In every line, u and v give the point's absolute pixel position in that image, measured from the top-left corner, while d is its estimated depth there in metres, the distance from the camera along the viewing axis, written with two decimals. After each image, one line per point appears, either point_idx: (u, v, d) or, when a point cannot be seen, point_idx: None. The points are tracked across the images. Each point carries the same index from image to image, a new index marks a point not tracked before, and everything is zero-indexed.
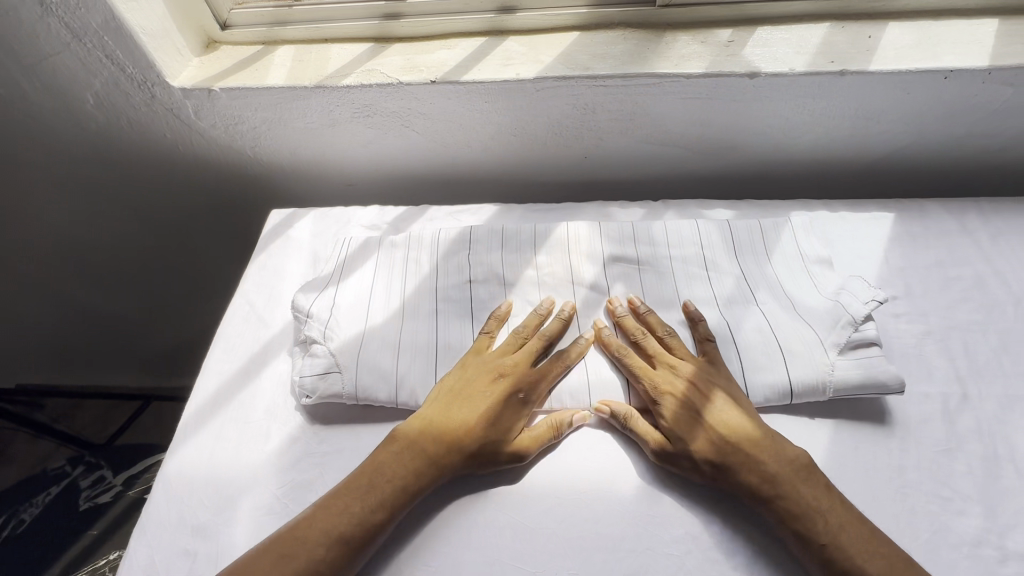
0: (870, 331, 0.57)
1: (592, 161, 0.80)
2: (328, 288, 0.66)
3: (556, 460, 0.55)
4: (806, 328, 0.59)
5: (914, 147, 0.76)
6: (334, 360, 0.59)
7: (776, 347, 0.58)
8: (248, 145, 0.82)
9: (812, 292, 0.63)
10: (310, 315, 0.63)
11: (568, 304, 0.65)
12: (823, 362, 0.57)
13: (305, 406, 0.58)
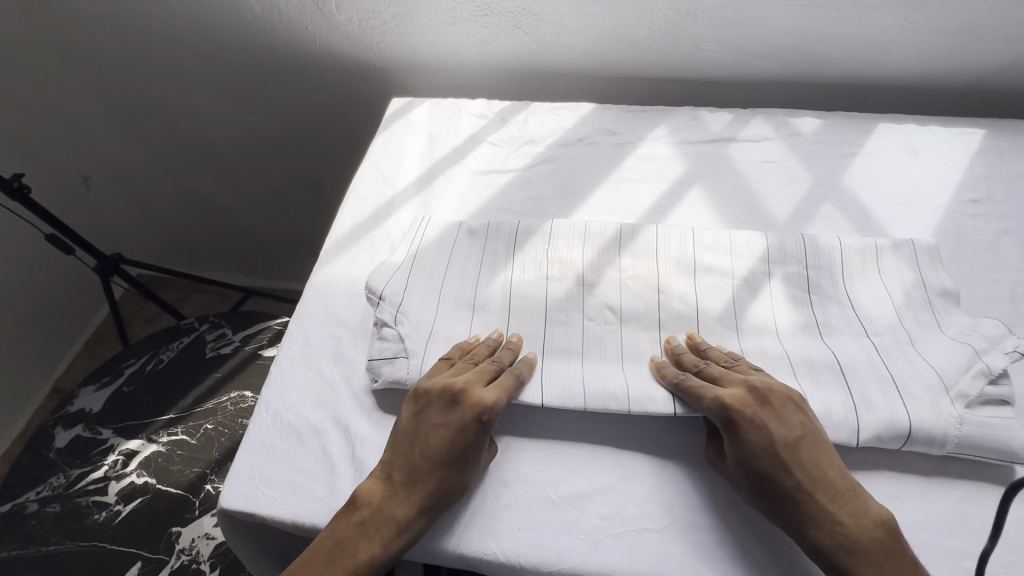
0: (1005, 387, 0.51)
1: (686, 71, 0.85)
2: (403, 270, 0.65)
3: (637, 296, 0.62)
4: (873, 266, 0.62)
5: (1017, 68, 0.77)
6: (404, 346, 0.59)
7: (838, 274, 0.62)
8: (374, 42, 0.92)
9: (913, 274, 0.61)
10: (384, 297, 0.63)
11: (658, 184, 0.73)
12: (877, 286, 0.61)
13: (374, 390, 0.59)
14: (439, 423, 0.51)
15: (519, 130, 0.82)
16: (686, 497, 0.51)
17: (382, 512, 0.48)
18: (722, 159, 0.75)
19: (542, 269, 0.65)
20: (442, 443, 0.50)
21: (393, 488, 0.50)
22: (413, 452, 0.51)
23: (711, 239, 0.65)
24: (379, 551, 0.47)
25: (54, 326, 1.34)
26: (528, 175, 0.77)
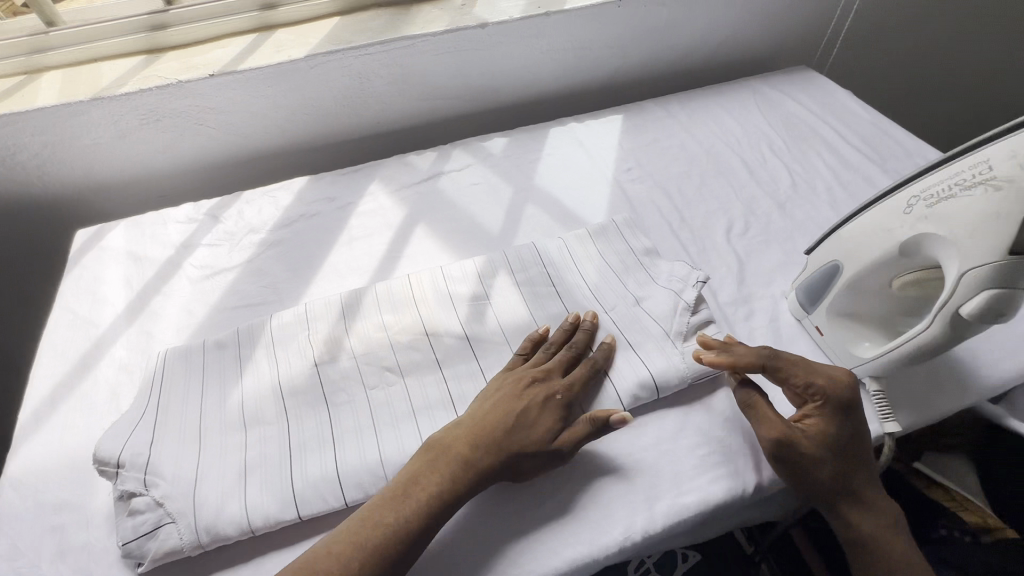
0: (704, 313, 0.63)
1: (385, 126, 0.92)
2: (143, 423, 0.56)
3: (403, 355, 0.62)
4: (593, 247, 0.72)
5: (627, 67, 0.99)
6: (165, 509, 0.50)
7: (570, 260, 0.70)
8: (33, 175, 0.81)
9: (623, 243, 0.72)
10: (123, 465, 0.52)
11: (387, 233, 0.77)
12: (599, 261, 0.71)
13: (142, 573, 0.49)
14: (506, 410, 0.53)
15: (236, 223, 0.79)
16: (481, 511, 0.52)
17: (441, 475, 0.49)
18: (436, 194, 0.82)
19: (307, 353, 0.62)
20: (505, 433, 0.51)
21: (452, 464, 0.50)
22: (479, 432, 0.52)
23: (455, 271, 0.68)
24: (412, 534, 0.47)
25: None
26: (255, 265, 0.74)
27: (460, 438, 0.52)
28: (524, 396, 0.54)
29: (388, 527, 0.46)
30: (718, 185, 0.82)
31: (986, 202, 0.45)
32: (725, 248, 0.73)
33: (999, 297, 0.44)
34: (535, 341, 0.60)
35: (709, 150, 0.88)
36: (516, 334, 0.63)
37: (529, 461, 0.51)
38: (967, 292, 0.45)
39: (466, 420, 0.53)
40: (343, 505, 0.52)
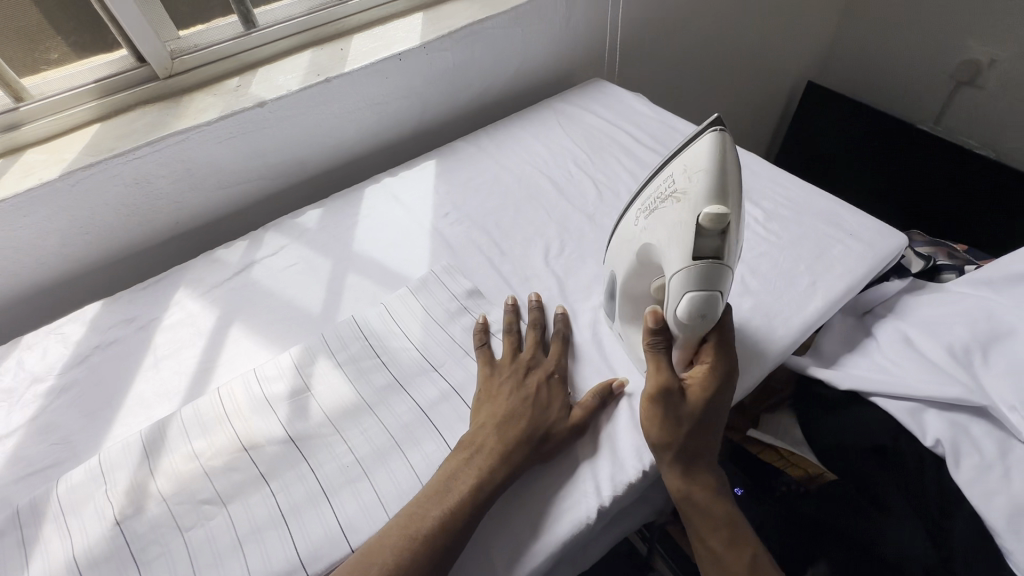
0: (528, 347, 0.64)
1: (186, 224, 0.86)
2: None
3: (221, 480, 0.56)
4: (416, 304, 0.71)
5: (432, 112, 1.00)
6: None
7: (394, 324, 0.69)
8: None
9: (444, 292, 0.72)
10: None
11: (198, 343, 0.71)
12: (425, 317, 0.69)
13: None
14: (518, 399, 0.57)
15: (15, 377, 0.69)
16: None
17: (451, 495, 0.50)
18: (250, 285, 0.77)
19: (106, 512, 0.54)
20: (520, 425, 0.55)
21: (466, 477, 0.51)
22: (496, 428, 0.55)
23: (272, 369, 0.65)
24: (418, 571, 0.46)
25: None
26: (42, 420, 0.65)
27: (489, 432, 0.55)
28: (529, 381, 0.59)
29: (419, 533, 0.48)
30: (533, 210, 0.85)
31: (675, 215, 0.52)
32: (545, 272, 0.75)
33: (695, 299, 0.51)
34: (488, 339, 0.66)
35: (522, 176, 0.91)
36: (345, 420, 0.60)
37: (554, 441, 0.55)
38: (677, 297, 0.52)
39: (483, 418, 0.57)
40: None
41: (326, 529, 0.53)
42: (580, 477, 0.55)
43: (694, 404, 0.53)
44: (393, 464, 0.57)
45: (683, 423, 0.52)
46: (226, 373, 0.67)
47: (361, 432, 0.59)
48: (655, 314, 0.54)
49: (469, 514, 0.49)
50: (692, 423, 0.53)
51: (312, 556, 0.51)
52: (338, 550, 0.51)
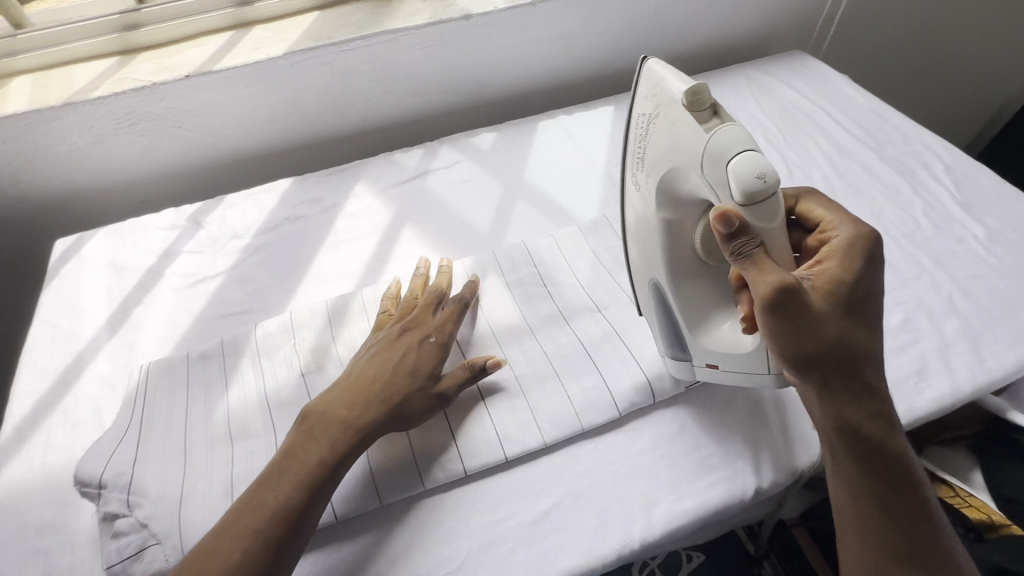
0: None
1: (370, 123, 0.89)
2: (123, 442, 0.54)
3: None
4: (586, 244, 0.70)
5: (617, 56, 0.96)
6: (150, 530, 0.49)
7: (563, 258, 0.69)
8: (10, 184, 0.79)
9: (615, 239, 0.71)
10: (105, 485, 0.51)
11: (375, 235, 0.75)
12: (592, 258, 0.69)
13: None
14: (378, 360, 0.54)
15: (219, 229, 0.77)
16: (476, 522, 0.51)
17: (301, 459, 0.47)
18: (423, 193, 0.80)
19: (294, 362, 0.60)
20: (377, 385, 0.52)
21: (324, 427, 0.49)
22: (353, 387, 0.52)
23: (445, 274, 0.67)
24: (289, 508, 0.45)
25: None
26: (239, 271, 0.72)
27: (341, 402, 0.51)
28: (399, 341, 0.55)
29: (298, 475, 0.46)
30: None
31: (664, 124, 0.47)
32: None
33: (743, 157, 0.41)
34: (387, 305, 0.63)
35: None
36: (508, 337, 0.61)
37: (416, 405, 0.52)
38: (715, 185, 0.43)
39: (342, 380, 0.53)
40: (333, 520, 0.50)
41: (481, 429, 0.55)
42: (739, 457, 0.54)
43: (835, 307, 0.43)
44: (549, 389, 0.57)
45: (838, 327, 0.42)
46: (399, 268, 0.71)
47: (521, 352, 0.60)
48: (726, 212, 0.42)
49: (321, 474, 0.47)
50: (845, 330, 0.42)
51: (470, 452, 0.53)
52: (492, 452, 0.53)
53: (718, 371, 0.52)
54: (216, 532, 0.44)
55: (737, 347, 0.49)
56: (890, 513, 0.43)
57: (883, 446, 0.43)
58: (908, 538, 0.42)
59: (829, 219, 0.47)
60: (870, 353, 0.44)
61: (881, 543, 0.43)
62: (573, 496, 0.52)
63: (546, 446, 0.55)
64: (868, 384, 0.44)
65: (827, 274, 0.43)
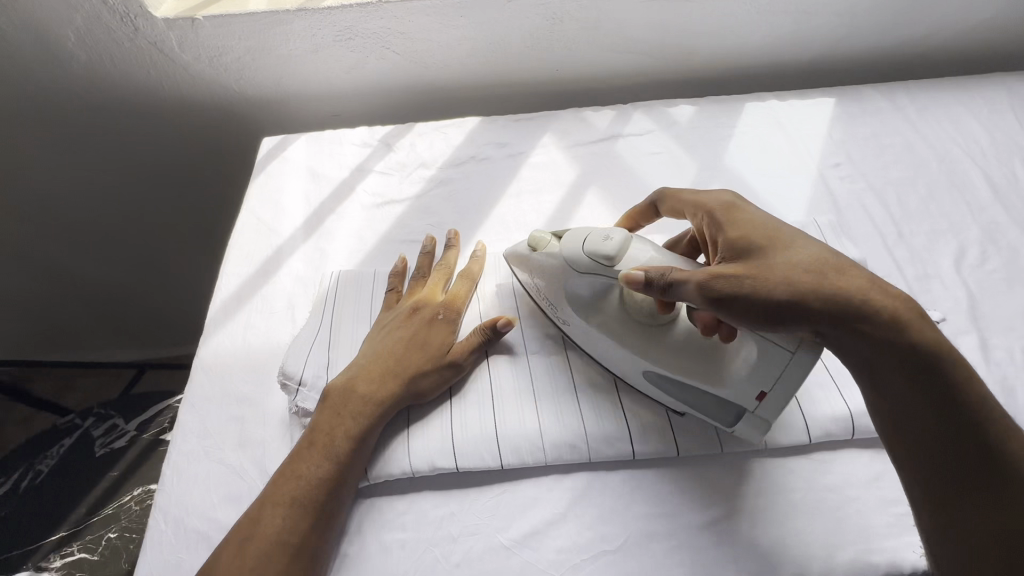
0: None
1: (564, 75, 0.86)
2: (318, 348, 0.59)
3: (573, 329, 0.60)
4: None
5: (851, 41, 0.84)
6: None
7: None
8: (233, 79, 0.84)
9: None
10: (304, 383, 0.55)
11: (560, 191, 0.73)
12: None
13: None
14: (378, 343, 0.57)
15: (407, 155, 0.78)
16: (639, 509, 0.50)
17: (318, 438, 0.50)
18: (612, 157, 0.76)
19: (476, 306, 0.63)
20: (393, 359, 0.55)
21: (343, 404, 0.52)
22: (369, 365, 0.55)
23: None
24: (337, 472, 0.49)
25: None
26: (424, 201, 0.73)
27: (363, 381, 0.54)
28: (408, 322, 0.58)
29: (340, 443, 0.50)
30: (950, 203, 0.69)
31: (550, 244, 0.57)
32: (953, 282, 0.62)
33: (590, 239, 0.53)
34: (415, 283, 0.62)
35: (944, 157, 0.74)
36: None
37: (419, 388, 0.54)
38: (598, 271, 0.53)
39: (357, 360, 0.56)
40: (498, 467, 0.52)
41: (653, 418, 0.54)
42: None
43: (774, 264, 0.46)
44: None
45: (790, 281, 0.44)
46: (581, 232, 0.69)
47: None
48: (628, 274, 0.48)
49: (348, 445, 0.50)
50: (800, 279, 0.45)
51: (641, 436, 0.53)
52: (663, 445, 0.53)
53: (766, 401, 0.48)
54: (271, 488, 0.48)
55: (760, 354, 0.48)
56: (953, 467, 0.40)
57: (934, 385, 0.41)
58: (984, 490, 0.39)
59: (698, 200, 0.56)
60: (855, 287, 0.44)
61: (983, 509, 0.39)
62: (744, 512, 0.50)
63: (721, 452, 0.53)
64: (875, 320, 0.42)
65: (752, 236, 0.50)
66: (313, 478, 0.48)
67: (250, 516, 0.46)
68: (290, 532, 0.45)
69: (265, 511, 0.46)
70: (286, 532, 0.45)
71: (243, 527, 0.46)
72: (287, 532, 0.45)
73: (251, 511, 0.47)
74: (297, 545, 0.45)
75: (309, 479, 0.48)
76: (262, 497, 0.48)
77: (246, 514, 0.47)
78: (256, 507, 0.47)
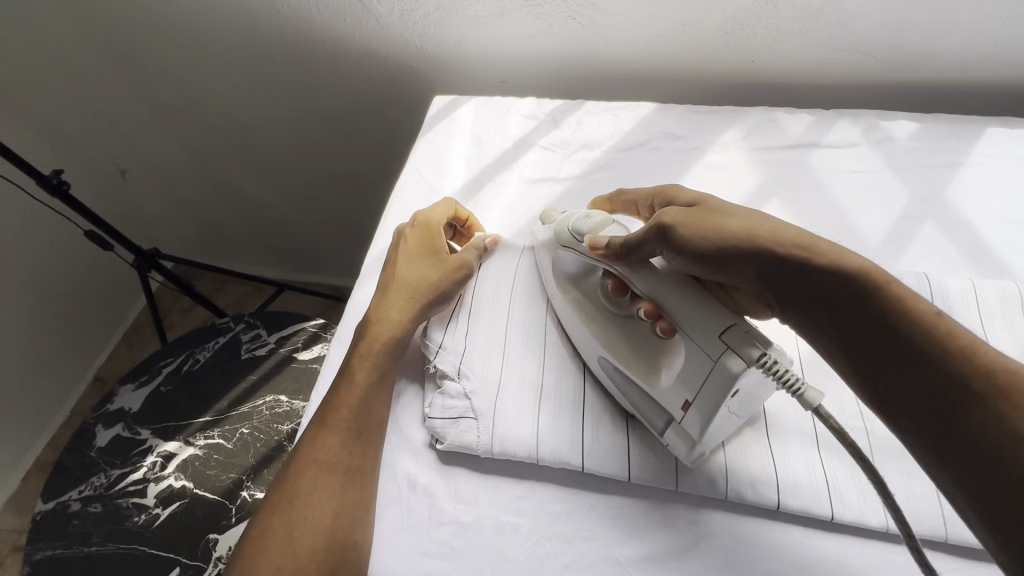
0: None
1: (758, 67, 0.77)
2: (457, 315, 0.59)
3: None
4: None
5: None
6: (470, 404, 0.53)
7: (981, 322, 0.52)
8: (416, 34, 0.86)
9: None
10: (443, 347, 0.56)
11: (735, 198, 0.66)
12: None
13: (435, 447, 0.53)
14: (392, 268, 0.60)
15: (573, 133, 0.75)
16: (776, 567, 0.45)
17: (355, 365, 0.54)
18: (803, 168, 0.67)
19: None
20: (406, 276, 0.58)
21: (369, 327, 0.56)
22: (387, 291, 0.58)
23: None
24: (374, 394, 0.52)
25: (83, 313, 1.43)
26: (583, 184, 0.70)
27: (387, 307, 0.57)
28: (411, 249, 0.61)
29: (373, 364, 0.54)
30: None
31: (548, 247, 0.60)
32: None
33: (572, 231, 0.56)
34: (402, 230, 0.63)
35: None
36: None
37: (433, 297, 0.58)
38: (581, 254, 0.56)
39: (377, 291, 0.59)
40: (624, 479, 0.50)
41: (809, 471, 0.48)
42: None
43: (720, 216, 0.48)
44: (910, 468, 0.48)
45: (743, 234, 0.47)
46: None
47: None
48: (593, 239, 0.54)
49: (383, 364, 0.54)
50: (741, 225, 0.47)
51: (791, 489, 0.47)
52: (819, 505, 0.47)
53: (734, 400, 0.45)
54: (319, 421, 0.51)
55: (686, 366, 0.46)
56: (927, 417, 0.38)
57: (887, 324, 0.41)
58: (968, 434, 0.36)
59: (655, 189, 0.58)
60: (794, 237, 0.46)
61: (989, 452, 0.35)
62: None
63: (884, 532, 0.46)
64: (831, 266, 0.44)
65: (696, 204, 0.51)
66: (357, 403, 0.51)
67: (305, 449, 0.50)
68: (342, 454, 0.49)
69: (318, 440, 0.50)
70: (339, 454, 0.49)
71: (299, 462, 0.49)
72: (339, 454, 0.49)
73: (301, 444, 0.50)
74: (349, 458, 0.49)
75: (353, 402, 0.51)
76: (311, 430, 0.51)
77: (300, 446, 0.50)
78: (309, 437, 0.50)
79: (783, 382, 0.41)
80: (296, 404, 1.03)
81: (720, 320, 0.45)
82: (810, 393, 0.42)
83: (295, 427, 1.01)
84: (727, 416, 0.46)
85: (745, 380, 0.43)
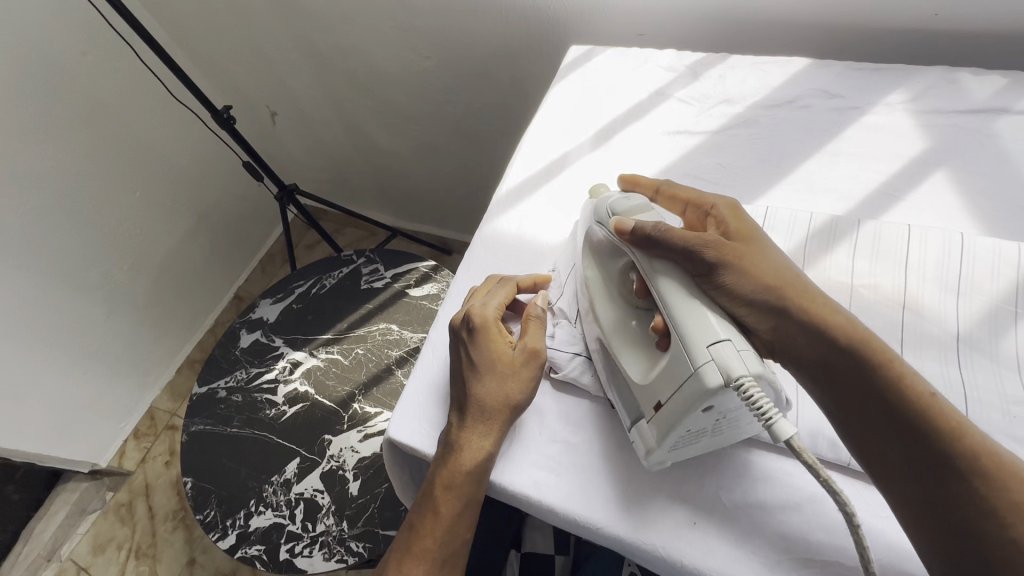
0: None
1: (942, 21, 0.68)
2: None
3: (881, 314, 0.50)
4: None
5: None
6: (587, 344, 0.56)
7: None
8: None
9: None
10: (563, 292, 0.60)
11: (895, 166, 0.60)
12: None
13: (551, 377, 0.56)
14: (463, 369, 0.54)
15: (714, 87, 0.72)
16: (897, 542, 0.44)
17: (451, 487, 0.50)
18: (985, 136, 0.60)
19: None
20: (485, 386, 0.52)
21: (456, 446, 0.50)
22: (468, 399, 0.52)
23: (983, 255, 0.50)
24: (469, 506, 0.51)
25: (232, 237, 1.65)
26: (720, 139, 0.68)
27: (475, 420, 0.51)
28: (475, 348, 0.53)
29: (464, 487, 0.50)
30: None
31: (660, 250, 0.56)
32: None
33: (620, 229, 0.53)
34: (459, 327, 0.55)
35: None
36: None
37: (511, 404, 0.52)
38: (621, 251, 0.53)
39: (460, 390, 0.53)
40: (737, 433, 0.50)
41: None
42: None
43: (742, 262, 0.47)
44: None
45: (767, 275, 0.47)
46: (912, 219, 0.56)
47: None
48: (618, 222, 0.51)
49: (480, 482, 0.50)
50: (744, 273, 0.46)
51: None
52: None
53: (657, 414, 0.45)
54: (419, 514, 0.52)
55: (664, 367, 0.45)
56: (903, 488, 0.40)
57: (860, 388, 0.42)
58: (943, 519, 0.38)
59: (694, 200, 0.55)
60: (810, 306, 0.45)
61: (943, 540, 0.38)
62: None
63: None
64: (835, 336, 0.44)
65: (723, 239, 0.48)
66: (470, 470, 0.50)
67: (408, 536, 0.52)
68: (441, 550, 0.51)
69: (418, 538, 0.51)
70: (437, 556, 0.51)
71: (401, 549, 0.52)
72: (438, 555, 0.51)
73: (406, 530, 0.52)
74: (447, 555, 0.51)
75: (467, 470, 0.50)
76: (416, 521, 0.52)
77: (402, 532, 0.53)
78: (414, 524, 0.52)
79: (757, 410, 0.39)
80: (405, 334, 1.12)
81: (717, 330, 0.43)
82: (781, 426, 0.39)
83: (402, 354, 1.11)
84: (692, 434, 0.44)
85: (722, 398, 0.41)
